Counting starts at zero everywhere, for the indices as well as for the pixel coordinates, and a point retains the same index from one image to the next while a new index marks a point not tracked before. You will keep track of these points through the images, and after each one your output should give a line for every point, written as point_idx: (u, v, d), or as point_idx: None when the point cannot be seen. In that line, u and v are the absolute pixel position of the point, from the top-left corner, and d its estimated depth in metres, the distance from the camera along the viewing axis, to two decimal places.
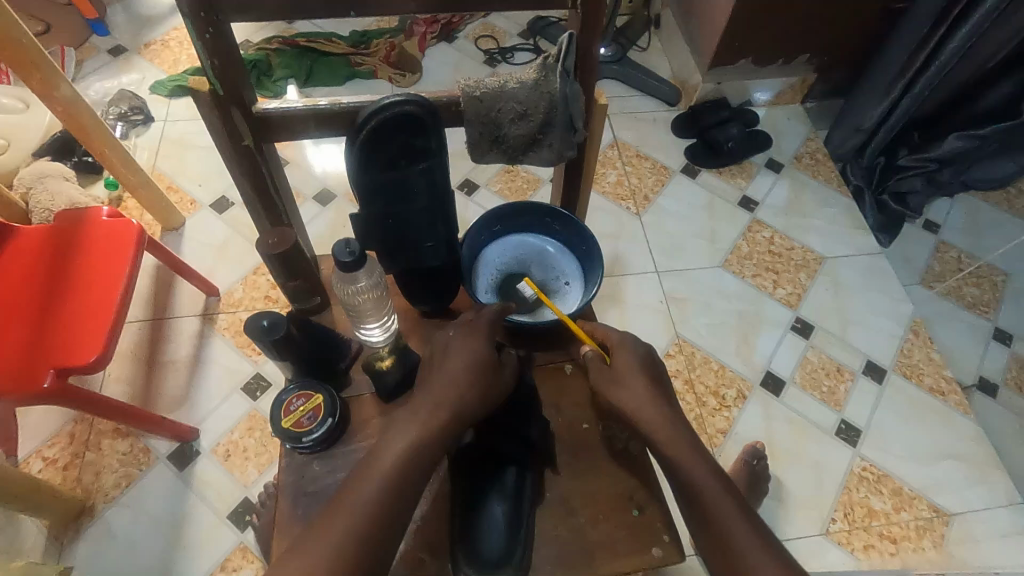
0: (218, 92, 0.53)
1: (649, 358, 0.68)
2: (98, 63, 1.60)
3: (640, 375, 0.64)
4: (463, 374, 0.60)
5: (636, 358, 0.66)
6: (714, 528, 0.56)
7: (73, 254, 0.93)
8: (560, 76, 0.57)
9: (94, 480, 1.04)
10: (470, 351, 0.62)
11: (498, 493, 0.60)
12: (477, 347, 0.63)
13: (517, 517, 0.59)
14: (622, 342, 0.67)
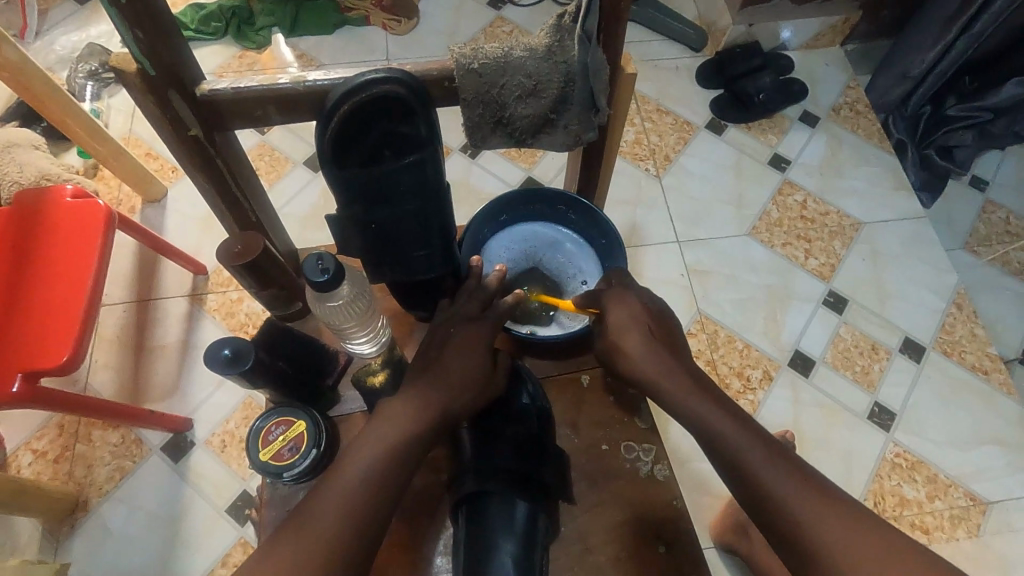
0: (149, 74, 0.42)
1: (670, 342, 0.61)
2: (64, 13, 1.45)
3: (647, 340, 0.59)
4: (460, 389, 0.53)
5: (658, 359, 0.58)
6: (749, 482, 0.52)
7: (36, 242, 0.84)
8: (578, 41, 0.45)
9: (86, 474, 1.00)
10: (471, 365, 0.54)
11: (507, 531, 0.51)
12: (475, 357, 0.55)
13: (529, 558, 0.50)
14: (647, 351, 0.58)
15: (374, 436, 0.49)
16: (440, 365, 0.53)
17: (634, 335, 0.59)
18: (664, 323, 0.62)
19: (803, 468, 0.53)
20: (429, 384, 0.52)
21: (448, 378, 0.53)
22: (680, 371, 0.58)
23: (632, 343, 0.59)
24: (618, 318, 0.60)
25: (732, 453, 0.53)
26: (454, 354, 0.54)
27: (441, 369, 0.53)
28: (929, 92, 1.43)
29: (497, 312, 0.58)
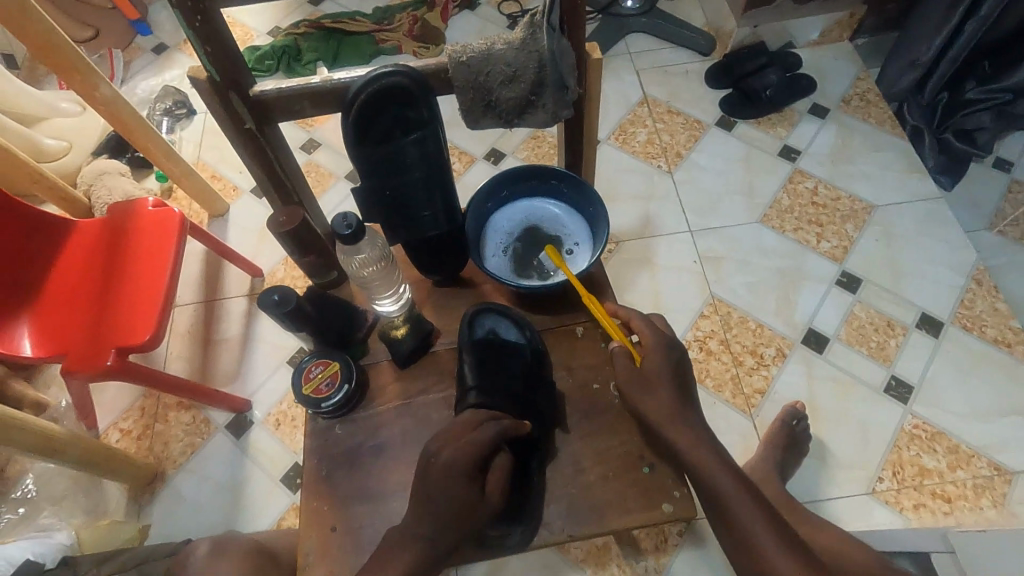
0: (215, 79, 0.55)
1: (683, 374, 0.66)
2: (144, 63, 1.69)
3: (670, 387, 0.64)
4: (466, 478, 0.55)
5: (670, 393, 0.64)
6: (738, 531, 0.60)
7: (126, 244, 1.01)
8: (546, 33, 0.55)
9: (163, 449, 1.15)
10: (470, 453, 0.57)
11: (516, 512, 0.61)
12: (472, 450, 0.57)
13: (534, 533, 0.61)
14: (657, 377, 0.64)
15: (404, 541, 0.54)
16: (459, 485, 0.55)
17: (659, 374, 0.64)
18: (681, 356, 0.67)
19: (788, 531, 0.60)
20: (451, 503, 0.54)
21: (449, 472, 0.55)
22: (688, 415, 0.64)
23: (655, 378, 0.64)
24: (651, 361, 0.65)
25: (729, 509, 0.60)
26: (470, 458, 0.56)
27: (459, 476, 0.55)
28: (942, 78, 1.44)
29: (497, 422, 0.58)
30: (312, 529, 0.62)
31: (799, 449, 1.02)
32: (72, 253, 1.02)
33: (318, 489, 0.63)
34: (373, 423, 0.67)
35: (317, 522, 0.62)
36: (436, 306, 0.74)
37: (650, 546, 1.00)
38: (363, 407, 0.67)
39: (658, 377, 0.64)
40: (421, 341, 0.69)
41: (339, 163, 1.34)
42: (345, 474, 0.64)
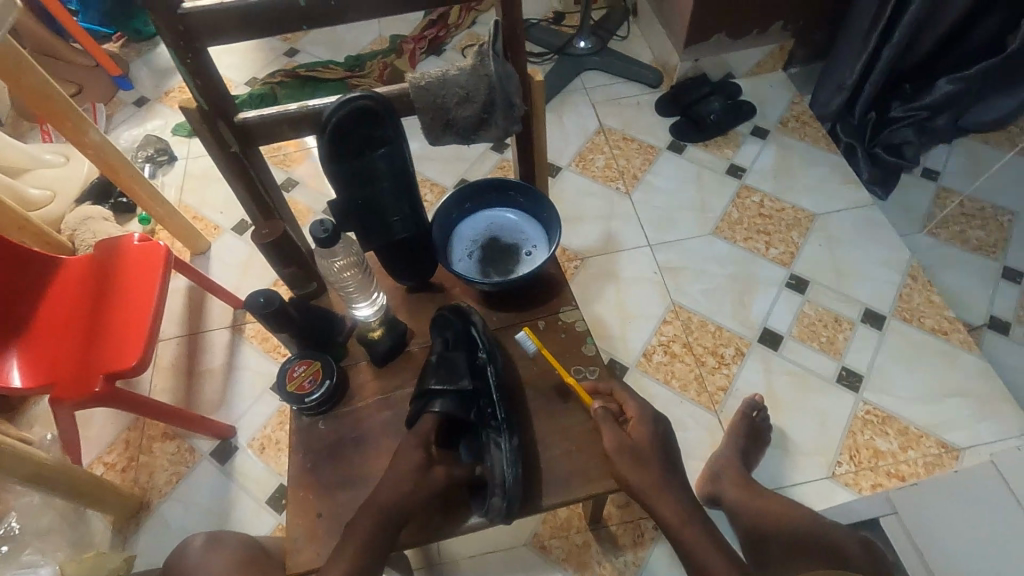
0: (204, 108, 0.63)
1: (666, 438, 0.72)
2: (126, 115, 1.77)
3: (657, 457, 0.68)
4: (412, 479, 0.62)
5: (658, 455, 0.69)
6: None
7: (113, 277, 1.06)
8: (493, 59, 0.65)
9: (149, 479, 1.17)
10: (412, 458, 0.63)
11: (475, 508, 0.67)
12: (414, 455, 0.63)
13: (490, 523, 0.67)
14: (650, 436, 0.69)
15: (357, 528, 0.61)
16: (393, 479, 0.63)
17: (646, 445, 0.69)
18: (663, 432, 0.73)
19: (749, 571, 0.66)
20: (387, 496, 0.62)
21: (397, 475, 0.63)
22: (675, 484, 0.69)
23: (646, 449, 0.68)
24: (639, 433, 0.70)
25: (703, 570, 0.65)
26: (408, 453, 0.64)
27: (396, 480, 0.62)
28: (868, 99, 1.59)
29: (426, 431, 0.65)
30: (299, 517, 0.66)
31: (761, 439, 1.09)
32: (60, 288, 1.06)
33: (304, 480, 0.68)
34: (354, 416, 0.72)
35: (304, 510, 0.66)
36: (410, 309, 0.80)
37: (628, 540, 1.04)
38: (344, 403, 0.73)
39: (649, 445, 0.69)
40: (396, 341, 0.75)
41: (317, 198, 1.42)
42: (328, 464, 0.69)
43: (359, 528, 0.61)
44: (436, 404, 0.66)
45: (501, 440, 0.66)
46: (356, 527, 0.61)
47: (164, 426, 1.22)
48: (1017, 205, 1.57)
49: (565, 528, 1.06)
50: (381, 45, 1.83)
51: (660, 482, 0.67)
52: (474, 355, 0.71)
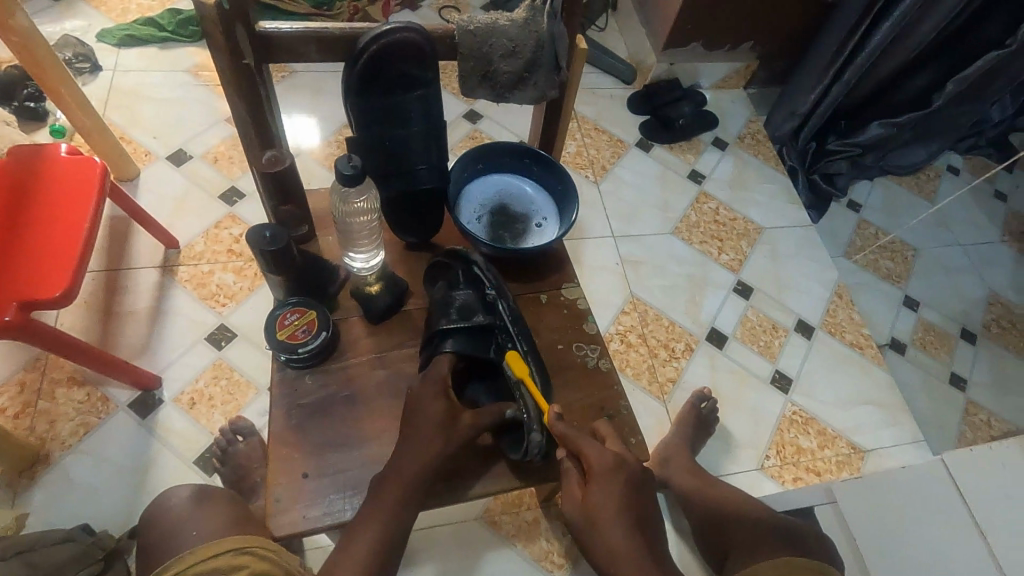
0: (224, 7, 0.55)
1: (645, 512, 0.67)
2: (37, 8, 1.52)
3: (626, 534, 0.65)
4: (436, 441, 0.62)
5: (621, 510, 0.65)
6: None
7: (33, 192, 0.91)
8: (547, 17, 0.62)
9: (48, 429, 1.02)
10: (433, 417, 0.62)
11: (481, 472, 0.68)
12: (435, 411, 0.63)
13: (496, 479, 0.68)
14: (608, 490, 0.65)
15: (382, 506, 0.59)
16: (421, 435, 0.62)
17: (606, 505, 0.65)
18: (637, 474, 0.67)
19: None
20: (418, 454, 0.61)
21: (420, 435, 0.62)
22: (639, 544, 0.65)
23: (604, 518, 0.65)
24: (596, 497, 0.66)
25: None
26: (430, 401, 0.63)
27: (422, 440, 0.61)
28: (814, 129, 1.73)
29: (441, 377, 0.65)
30: (282, 478, 0.62)
31: (706, 430, 1.15)
32: None
33: (289, 437, 0.63)
34: (345, 373, 0.68)
35: (288, 467, 0.62)
36: (408, 266, 0.76)
37: None
38: (334, 358, 0.68)
39: (606, 512, 0.65)
40: (395, 299, 0.71)
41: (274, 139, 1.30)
42: (317, 422, 0.64)
43: (386, 500, 0.59)
44: (449, 345, 0.65)
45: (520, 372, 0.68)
46: (383, 494, 0.60)
47: (72, 369, 1.07)
48: (920, 242, 1.78)
49: (515, 505, 1.06)
50: None
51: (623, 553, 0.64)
52: (480, 290, 0.68)
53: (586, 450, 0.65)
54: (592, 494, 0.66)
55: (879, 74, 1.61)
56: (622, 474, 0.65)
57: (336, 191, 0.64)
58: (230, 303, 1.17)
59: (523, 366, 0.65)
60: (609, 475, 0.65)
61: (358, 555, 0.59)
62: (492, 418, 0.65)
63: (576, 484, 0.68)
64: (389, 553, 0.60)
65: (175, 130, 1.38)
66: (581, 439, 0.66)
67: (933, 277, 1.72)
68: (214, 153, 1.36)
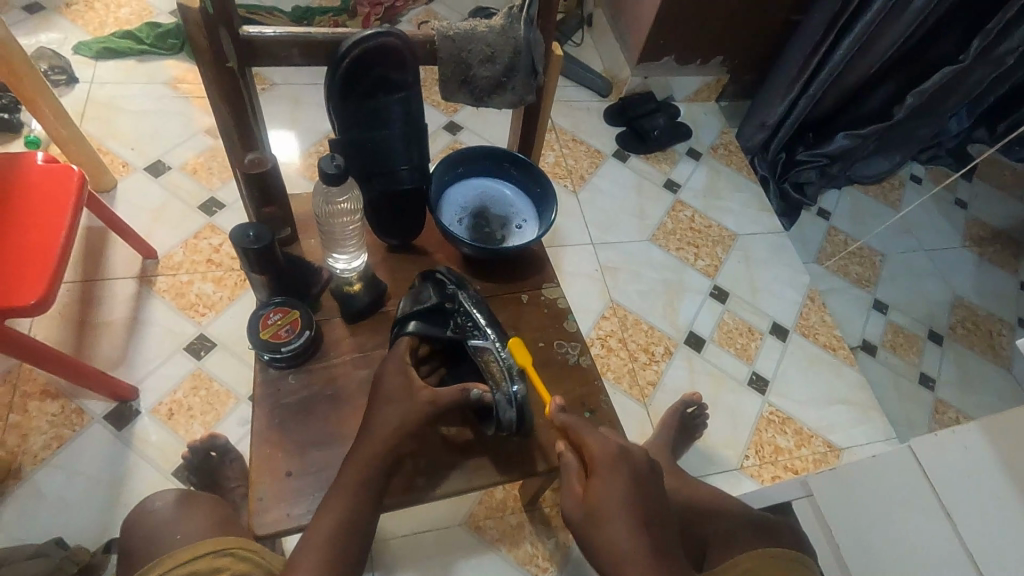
0: (209, 10, 0.56)
1: (640, 469, 0.63)
2: (12, 21, 1.51)
3: (628, 513, 0.60)
4: (395, 413, 0.62)
5: (616, 476, 0.62)
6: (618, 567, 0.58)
7: (7, 200, 0.90)
8: (524, 24, 0.65)
9: (20, 443, 0.99)
10: (396, 392, 0.64)
11: (458, 464, 0.69)
12: (396, 382, 0.64)
13: (472, 468, 0.69)
14: (599, 465, 0.63)
15: (342, 485, 0.59)
16: (381, 412, 0.62)
17: (612, 499, 0.60)
18: (641, 463, 0.64)
19: (655, 509, 0.62)
20: (377, 436, 0.61)
21: (383, 409, 0.63)
22: (629, 486, 0.61)
23: (605, 513, 0.60)
24: (600, 488, 0.61)
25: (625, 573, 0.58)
26: (391, 378, 0.64)
27: (384, 414, 0.62)
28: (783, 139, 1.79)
29: (399, 354, 0.66)
30: (265, 476, 0.62)
31: (687, 434, 1.17)
32: None
33: (271, 436, 0.64)
34: (328, 373, 0.68)
35: (271, 466, 0.62)
36: (390, 269, 0.77)
37: (561, 522, 1.06)
38: (317, 359, 0.69)
39: (613, 503, 0.60)
40: (375, 298, 0.72)
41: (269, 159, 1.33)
42: (300, 421, 0.65)
43: (346, 480, 0.59)
44: (410, 324, 0.68)
45: (481, 339, 0.67)
46: (343, 477, 0.60)
47: (45, 381, 1.05)
48: (887, 248, 1.84)
49: (500, 509, 1.06)
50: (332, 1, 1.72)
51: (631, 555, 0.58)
52: (444, 286, 0.70)
53: (589, 440, 0.65)
54: (594, 484, 0.62)
55: (844, 86, 1.68)
56: (625, 466, 0.62)
57: (320, 192, 0.66)
58: (210, 313, 1.17)
59: (523, 355, 0.68)
60: (617, 466, 0.62)
61: (317, 539, 0.57)
62: (452, 396, 0.65)
63: (580, 487, 0.64)
64: (352, 534, 0.58)
65: (153, 141, 1.37)
66: (585, 429, 0.67)
67: (900, 282, 1.78)
68: (192, 165, 1.35)
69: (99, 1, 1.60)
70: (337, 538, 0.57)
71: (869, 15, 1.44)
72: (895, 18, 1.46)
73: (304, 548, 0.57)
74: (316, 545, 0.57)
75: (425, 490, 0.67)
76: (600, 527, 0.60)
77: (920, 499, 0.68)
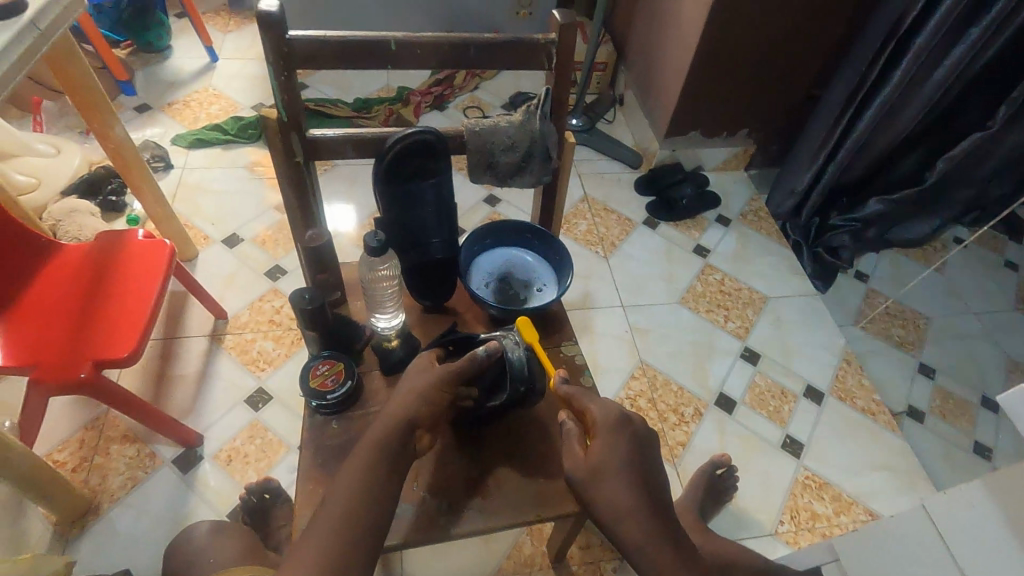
0: (283, 119, 0.71)
1: (639, 435, 0.70)
2: (125, 119, 1.80)
3: (628, 478, 0.66)
4: (410, 396, 0.67)
5: (618, 443, 0.68)
6: (619, 528, 0.64)
7: (113, 269, 1.07)
8: (539, 118, 0.77)
9: (100, 482, 1.12)
10: (415, 381, 0.70)
11: (475, 505, 0.73)
12: (415, 374, 0.70)
13: (489, 510, 0.73)
14: (603, 426, 0.69)
15: (356, 463, 0.63)
16: (398, 398, 0.68)
17: (611, 461, 0.67)
18: (641, 436, 0.71)
19: (650, 476, 0.68)
20: (382, 424, 0.65)
21: (400, 394, 0.68)
22: (629, 451, 0.68)
23: (607, 472, 0.66)
24: (600, 450, 0.67)
25: (627, 535, 0.63)
26: (410, 373, 0.71)
27: (401, 396, 0.68)
28: (813, 206, 1.82)
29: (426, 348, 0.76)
30: (306, 509, 0.70)
31: (716, 497, 1.17)
32: (52, 274, 1.06)
33: (314, 473, 0.72)
34: (365, 419, 0.77)
35: (312, 500, 0.70)
36: (425, 327, 0.87)
37: None
38: (357, 407, 0.78)
39: (613, 466, 0.66)
40: (409, 353, 0.81)
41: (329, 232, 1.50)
42: (339, 460, 0.73)
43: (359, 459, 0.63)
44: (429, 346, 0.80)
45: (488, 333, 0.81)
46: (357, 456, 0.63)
47: (126, 427, 1.19)
48: (931, 310, 1.80)
49: (528, 564, 1.08)
50: (388, 92, 1.95)
51: (626, 508, 0.64)
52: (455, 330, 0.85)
53: (590, 407, 0.72)
54: (595, 445, 0.68)
55: (872, 153, 1.71)
56: (626, 432, 0.69)
57: (364, 261, 0.77)
58: (269, 368, 1.29)
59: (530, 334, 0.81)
60: (615, 431, 0.69)
61: (330, 516, 0.59)
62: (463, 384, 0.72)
63: (579, 451, 0.70)
64: (363, 512, 0.60)
65: (231, 217, 1.57)
66: (586, 398, 0.74)
67: (948, 345, 1.73)
68: (262, 237, 1.54)
69: (195, 101, 1.88)
70: (349, 516, 0.59)
71: (887, 88, 1.50)
72: (916, 89, 1.51)
73: (314, 528, 0.58)
74: (329, 520, 0.59)
75: (445, 526, 0.71)
76: (602, 485, 0.66)
77: (936, 559, 0.68)
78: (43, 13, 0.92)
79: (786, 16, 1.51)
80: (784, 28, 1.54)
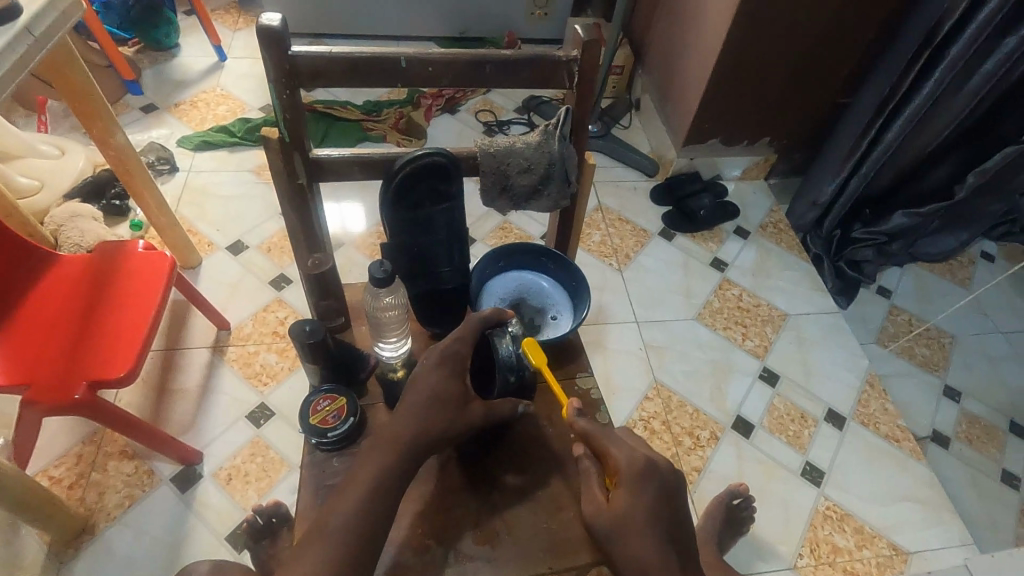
0: (285, 139, 0.66)
1: (665, 481, 0.66)
2: (130, 119, 1.77)
3: (653, 533, 0.63)
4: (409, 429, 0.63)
5: (642, 497, 0.64)
6: None
7: (112, 282, 1.03)
8: (558, 139, 0.72)
9: (97, 500, 1.09)
10: (417, 404, 0.64)
11: (483, 554, 0.68)
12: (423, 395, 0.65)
13: (498, 560, 0.68)
14: (628, 481, 0.65)
15: (345, 501, 0.58)
16: (393, 426, 0.63)
17: (634, 515, 0.63)
18: (666, 480, 0.66)
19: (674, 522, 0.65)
20: (371, 466, 0.60)
21: (400, 418, 0.64)
22: (653, 505, 0.64)
23: (630, 531, 0.63)
24: (624, 502, 0.64)
25: None
26: (409, 396, 0.65)
27: (400, 423, 0.63)
28: (836, 219, 1.76)
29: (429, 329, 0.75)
30: None
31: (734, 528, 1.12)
32: (50, 287, 1.03)
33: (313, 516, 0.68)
34: None
35: None
36: None
37: None
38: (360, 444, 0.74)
39: (636, 523, 0.63)
40: None
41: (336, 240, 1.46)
42: None
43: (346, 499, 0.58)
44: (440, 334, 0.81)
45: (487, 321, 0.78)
46: (342, 496, 0.59)
47: (124, 443, 1.15)
48: (957, 330, 1.74)
49: None
50: (398, 94, 1.90)
51: (651, 567, 0.62)
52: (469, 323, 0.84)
53: (612, 451, 0.67)
54: (617, 496, 0.65)
55: (899, 163, 1.64)
56: (650, 483, 0.65)
57: (368, 292, 0.72)
58: (272, 383, 1.26)
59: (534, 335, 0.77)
60: (641, 480, 0.65)
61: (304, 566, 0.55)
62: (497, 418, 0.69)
63: (600, 497, 0.67)
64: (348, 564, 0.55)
65: (236, 222, 1.54)
66: (606, 439, 0.68)
67: (975, 367, 1.66)
68: (267, 244, 1.50)
69: (202, 101, 1.84)
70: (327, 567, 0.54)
71: (919, 98, 1.43)
72: (947, 101, 1.45)
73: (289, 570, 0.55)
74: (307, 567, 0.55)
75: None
76: (625, 547, 0.63)
77: None
78: (39, 19, 0.88)
79: (813, 24, 1.45)
80: (810, 35, 1.48)
